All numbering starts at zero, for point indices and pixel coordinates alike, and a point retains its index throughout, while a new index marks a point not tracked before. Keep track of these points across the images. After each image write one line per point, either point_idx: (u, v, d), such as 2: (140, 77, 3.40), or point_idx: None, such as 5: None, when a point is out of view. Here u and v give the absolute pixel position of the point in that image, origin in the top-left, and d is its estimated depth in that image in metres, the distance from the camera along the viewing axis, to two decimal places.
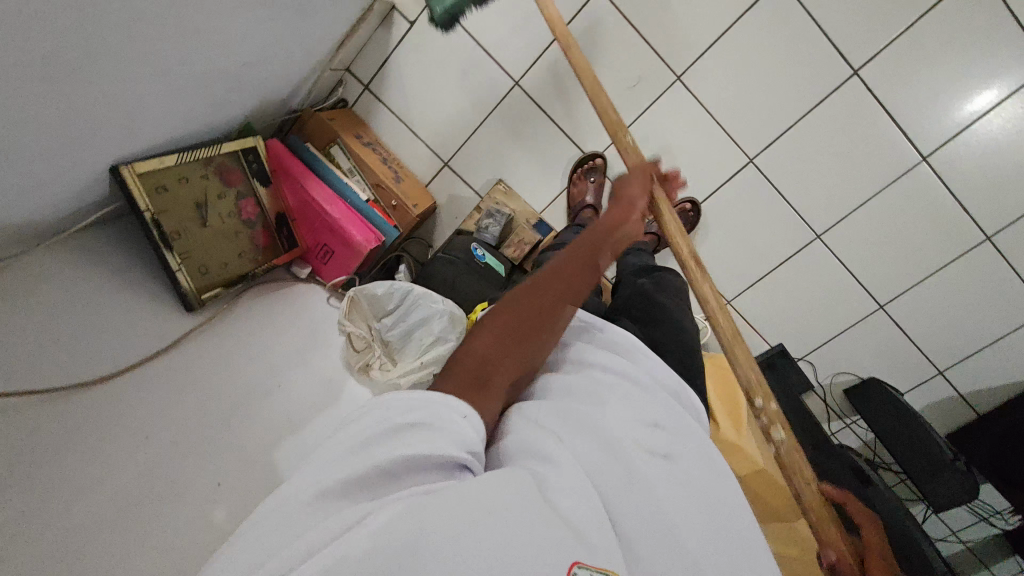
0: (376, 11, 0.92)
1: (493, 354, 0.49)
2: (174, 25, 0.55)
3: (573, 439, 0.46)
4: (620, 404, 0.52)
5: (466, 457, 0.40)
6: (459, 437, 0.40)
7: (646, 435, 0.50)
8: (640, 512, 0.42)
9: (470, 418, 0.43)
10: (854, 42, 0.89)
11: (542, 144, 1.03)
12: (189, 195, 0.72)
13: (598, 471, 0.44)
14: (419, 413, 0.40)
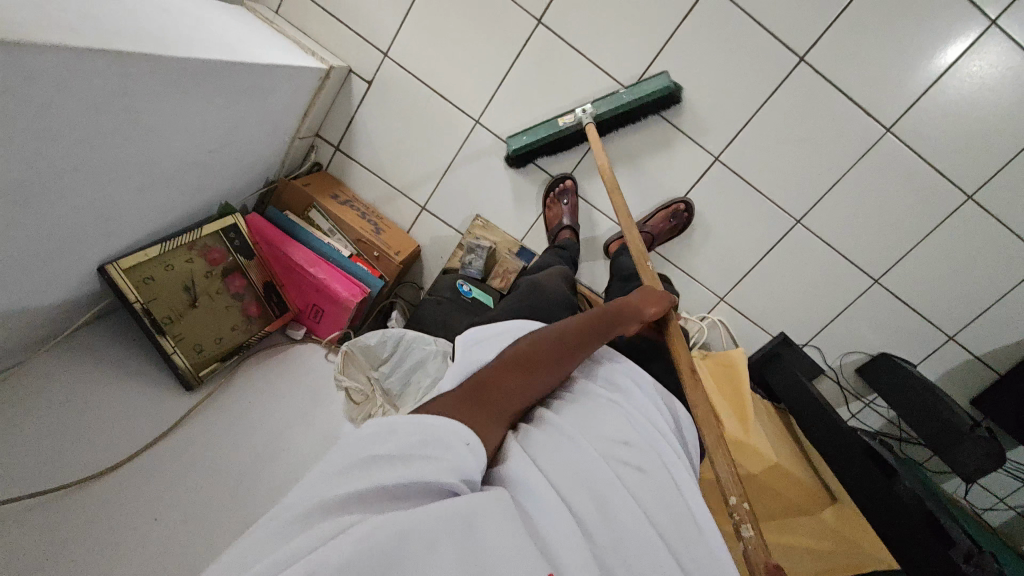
0: (333, 78, 0.97)
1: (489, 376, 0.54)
2: (134, 130, 0.59)
3: (553, 465, 0.49)
4: (596, 427, 0.55)
5: (463, 486, 0.42)
6: (458, 463, 0.43)
7: (625, 454, 0.53)
8: (616, 530, 0.44)
9: (471, 445, 0.45)
10: (795, 30, 0.90)
11: (512, 174, 1.06)
12: (177, 280, 0.76)
13: (582, 492, 0.47)
14: (424, 439, 0.43)
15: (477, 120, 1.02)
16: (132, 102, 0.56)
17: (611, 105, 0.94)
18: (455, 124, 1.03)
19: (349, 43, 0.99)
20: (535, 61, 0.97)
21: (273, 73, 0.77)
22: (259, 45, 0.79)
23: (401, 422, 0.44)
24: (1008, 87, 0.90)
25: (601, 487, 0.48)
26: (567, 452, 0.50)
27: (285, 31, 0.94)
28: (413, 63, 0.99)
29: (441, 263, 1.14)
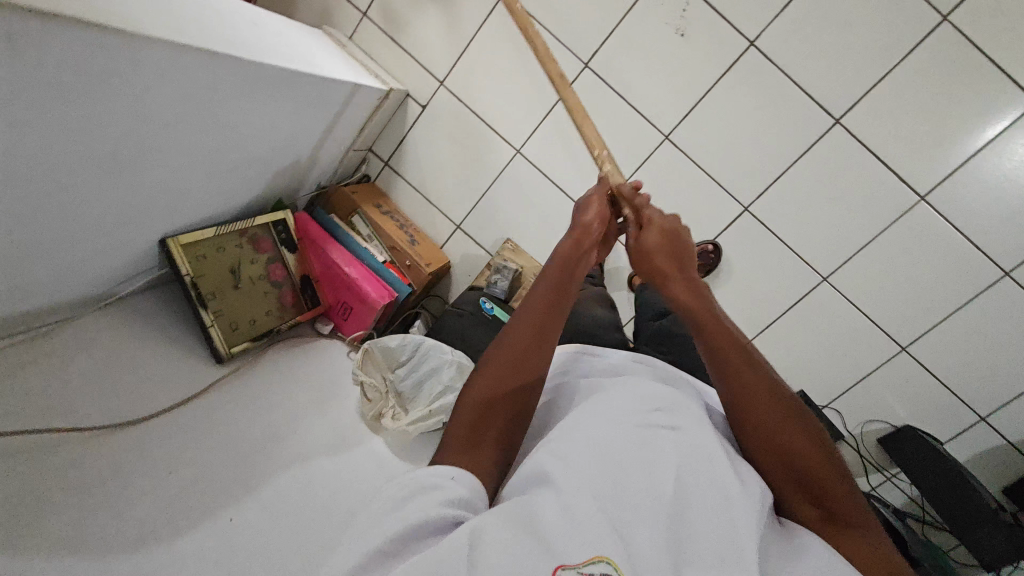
0: (391, 100, 1.06)
1: (480, 410, 0.51)
2: (212, 124, 0.67)
3: (567, 451, 0.48)
4: (617, 407, 0.54)
5: (463, 514, 0.42)
6: (451, 495, 0.43)
7: (652, 426, 0.52)
8: (640, 513, 0.43)
9: (458, 477, 0.45)
10: (832, 93, 0.93)
11: (545, 204, 1.11)
12: (225, 261, 0.83)
13: (597, 469, 0.46)
14: (413, 486, 0.43)
15: (518, 150, 1.09)
16: (217, 96, 0.64)
17: None
18: (497, 151, 1.10)
19: (410, 70, 1.08)
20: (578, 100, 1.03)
21: (339, 87, 0.86)
22: (330, 62, 0.89)
23: (385, 486, 0.44)
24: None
25: (621, 464, 0.47)
26: (580, 438, 0.50)
27: (355, 54, 1.05)
28: (466, 92, 1.07)
29: (469, 281, 1.19)
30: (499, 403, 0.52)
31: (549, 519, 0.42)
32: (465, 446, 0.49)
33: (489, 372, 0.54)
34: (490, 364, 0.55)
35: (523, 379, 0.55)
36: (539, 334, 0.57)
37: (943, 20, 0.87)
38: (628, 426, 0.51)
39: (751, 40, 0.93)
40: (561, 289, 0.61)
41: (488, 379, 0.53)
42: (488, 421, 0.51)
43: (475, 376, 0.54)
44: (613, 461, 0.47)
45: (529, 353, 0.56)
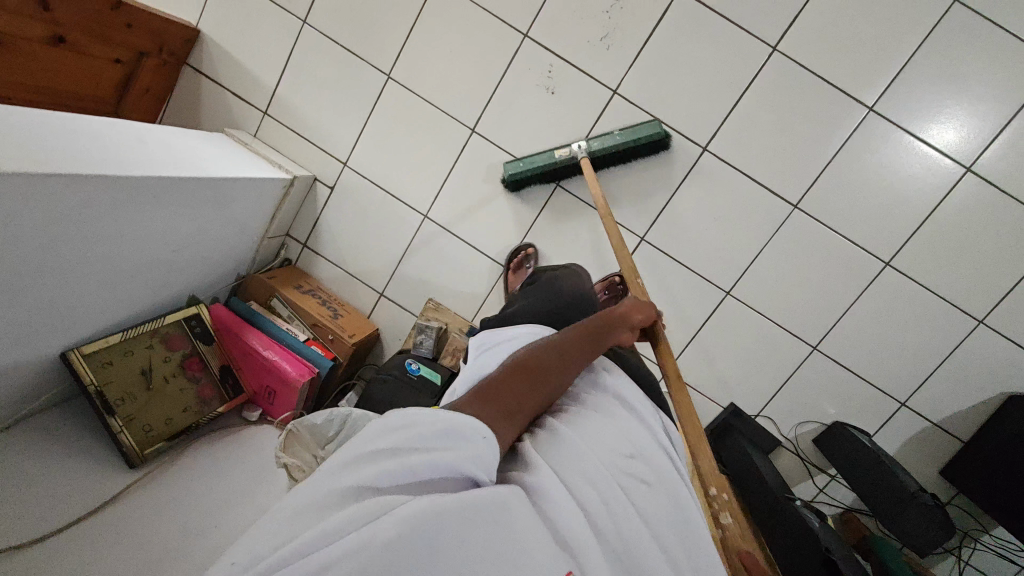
0: (298, 186, 1.12)
1: (517, 394, 0.56)
2: (94, 239, 0.71)
3: (567, 473, 0.53)
4: (607, 435, 0.60)
5: (481, 475, 0.47)
6: (479, 453, 0.47)
7: (634, 466, 0.58)
8: (619, 532, 0.51)
9: (488, 439, 0.48)
10: (695, 125, 1.02)
11: (460, 261, 1.16)
12: (134, 364, 0.84)
13: (594, 496, 0.52)
14: (448, 428, 0.46)
15: (426, 215, 1.15)
16: (98, 212, 0.69)
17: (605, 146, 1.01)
18: (407, 218, 1.15)
19: (315, 157, 1.15)
20: (473, 163, 1.11)
21: (235, 183, 0.92)
22: (226, 161, 0.95)
23: (420, 417, 0.46)
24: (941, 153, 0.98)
25: (612, 493, 0.53)
26: (579, 460, 0.55)
27: (258, 149, 1.11)
28: (369, 170, 1.14)
29: (399, 346, 1.21)
30: (529, 394, 0.57)
31: (560, 530, 0.48)
32: (497, 413, 0.52)
33: (532, 370, 0.59)
34: (527, 360, 0.60)
35: (553, 385, 0.61)
36: (573, 356, 0.64)
37: (773, 51, 0.98)
38: (613, 463, 0.57)
39: (613, 89, 1.03)
40: (596, 334, 0.69)
41: (524, 367, 0.59)
42: (517, 402, 0.55)
43: (511, 363, 0.59)
44: (607, 494, 0.53)
45: (564, 369, 0.62)
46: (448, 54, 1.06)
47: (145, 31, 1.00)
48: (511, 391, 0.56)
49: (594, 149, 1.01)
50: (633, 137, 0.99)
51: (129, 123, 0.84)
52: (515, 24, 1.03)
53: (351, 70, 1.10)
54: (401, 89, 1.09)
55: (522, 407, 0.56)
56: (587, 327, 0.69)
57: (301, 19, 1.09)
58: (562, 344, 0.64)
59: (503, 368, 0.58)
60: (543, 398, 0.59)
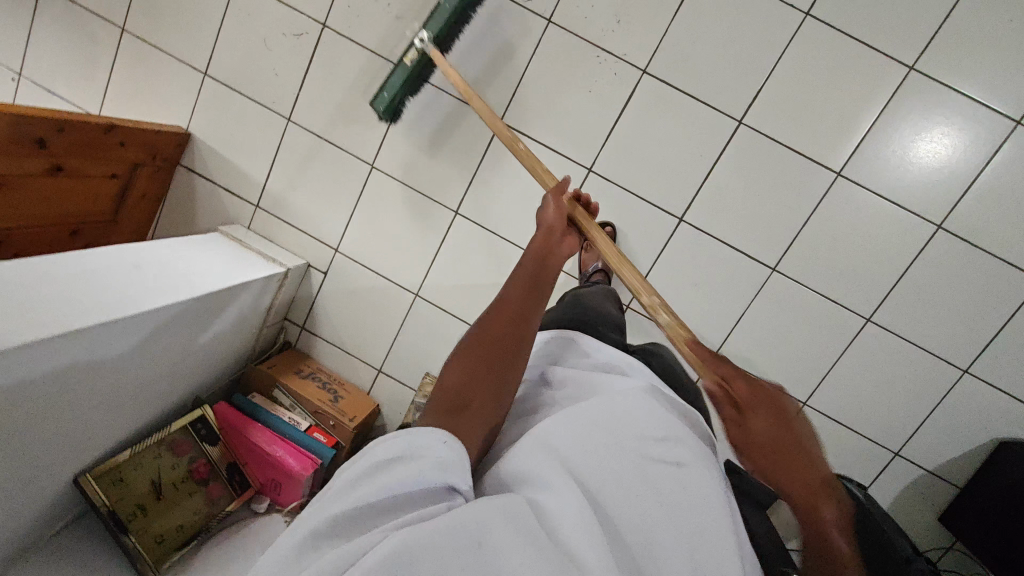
0: (292, 276, 1.15)
1: (462, 383, 0.54)
2: (97, 375, 0.75)
3: (571, 456, 0.51)
4: (625, 415, 0.56)
5: (452, 481, 0.45)
6: (442, 461, 0.46)
7: (661, 449, 0.53)
8: (634, 516, 0.47)
9: (450, 442, 0.48)
10: (671, 197, 1.05)
11: (453, 335, 1.19)
12: (144, 477, 0.88)
13: (604, 483, 0.49)
14: (405, 446, 0.46)
15: (417, 293, 1.18)
16: (96, 352, 0.73)
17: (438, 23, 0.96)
18: (398, 298, 1.18)
19: (307, 244, 1.19)
20: (460, 243, 1.14)
21: (229, 291, 0.96)
22: (222, 267, 0.99)
23: (379, 447, 0.47)
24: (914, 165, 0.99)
25: (626, 478, 0.49)
26: (589, 444, 0.52)
27: (252, 243, 1.15)
28: (359, 253, 1.18)
29: (400, 420, 1.24)
30: (485, 370, 0.55)
31: (563, 520, 0.46)
32: (445, 410, 0.52)
33: (475, 346, 0.58)
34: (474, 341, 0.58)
35: (510, 352, 0.58)
36: (517, 313, 0.62)
37: (739, 124, 1.01)
38: (634, 445, 0.52)
39: (588, 167, 1.06)
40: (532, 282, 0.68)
41: (472, 350, 0.57)
42: (471, 389, 0.54)
43: (459, 351, 0.58)
44: (621, 481, 0.49)
45: (512, 333, 0.60)
46: (428, 143, 1.11)
47: (138, 144, 1.05)
48: (458, 383, 0.54)
49: (433, 33, 0.96)
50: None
51: (129, 246, 0.89)
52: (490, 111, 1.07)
53: (336, 162, 1.14)
54: (385, 177, 1.13)
55: (479, 388, 0.54)
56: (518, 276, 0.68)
57: (286, 118, 1.13)
58: (501, 308, 0.63)
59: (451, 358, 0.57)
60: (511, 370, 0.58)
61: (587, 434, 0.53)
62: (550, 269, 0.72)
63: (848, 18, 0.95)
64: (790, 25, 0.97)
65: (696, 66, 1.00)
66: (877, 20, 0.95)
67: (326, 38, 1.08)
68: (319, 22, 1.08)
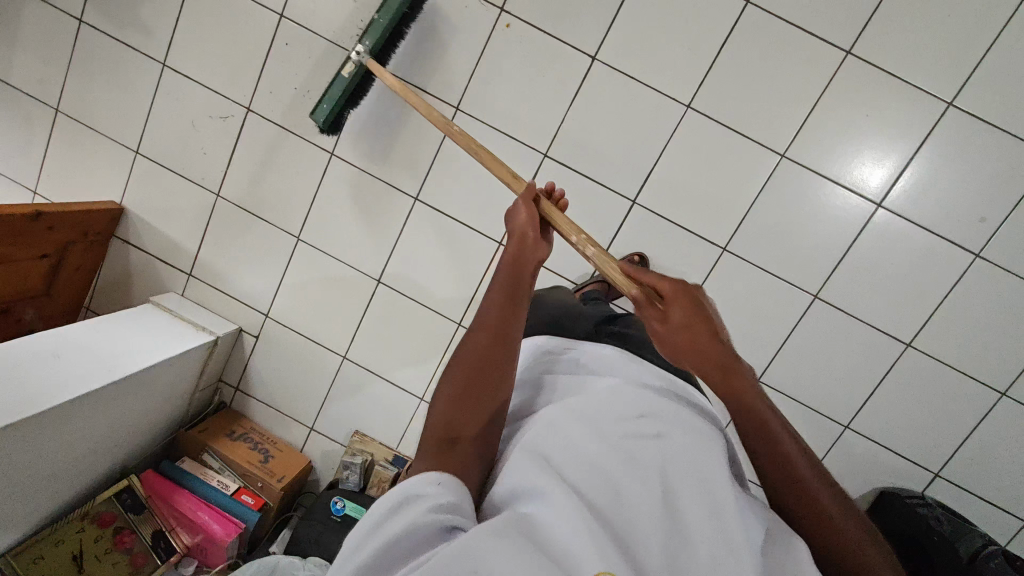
0: (224, 342, 1.21)
1: (450, 417, 0.58)
2: (14, 467, 0.81)
3: (559, 460, 0.57)
4: (606, 416, 0.61)
5: (450, 516, 0.50)
6: (438, 499, 0.51)
7: (639, 428, 0.59)
8: (617, 499, 0.53)
9: (442, 482, 0.52)
10: (578, 264, 1.15)
11: (380, 395, 1.24)
12: (65, 551, 0.93)
13: (590, 478, 0.55)
14: (401, 495, 0.51)
15: (344, 355, 1.23)
16: (11, 451, 0.79)
17: (374, 34, 0.99)
18: (327, 360, 1.24)
19: (239, 310, 1.24)
20: (382, 310, 1.20)
21: (153, 369, 1.01)
22: (148, 343, 1.05)
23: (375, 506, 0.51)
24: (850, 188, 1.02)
25: (607, 465, 0.55)
26: (573, 446, 0.58)
27: (185, 313, 1.20)
28: (289, 319, 1.23)
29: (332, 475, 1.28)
30: (467, 399, 0.59)
31: (557, 529, 0.50)
32: (436, 451, 0.56)
33: (459, 376, 0.60)
34: (454, 374, 0.61)
35: (495, 370, 0.61)
36: (493, 331, 0.63)
37: (634, 203, 1.07)
38: (616, 435, 0.59)
39: (499, 241, 1.15)
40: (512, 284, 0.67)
41: (456, 386, 0.60)
42: (459, 423, 0.58)
43: (444, 385, 0.61)
44: (606, 472, 0.55)
45: (495, 354, 0.62)
46: (350, 217, 1.17)
47: (70, 226, 1.11)
48: (447, 417, 0.58)
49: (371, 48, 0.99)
50: (393, 11, 0.98)
51: (48, 335, 0.95)
52: (406, 188, 1.14)
53: (264, 234, 1.20)
54: (310, 249, 1.19)
55: (464, 425, 0.58)
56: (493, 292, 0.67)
57: (214, 193, 1.19)
58: (481, 330, 0.63)
59: (437, 398, 0.60)
60: (482, 410, 0.59)
61: (574, 436, 0.59)
62: (530, 271, 0.70)
63: (726, 107, 1.02)
64: (674, 115, 1.03)
65: (592, 149, 1.06)
66: (753, 110, 1.02)
67: (251, 121, 1.15)
68: (243, 106, 1.14)
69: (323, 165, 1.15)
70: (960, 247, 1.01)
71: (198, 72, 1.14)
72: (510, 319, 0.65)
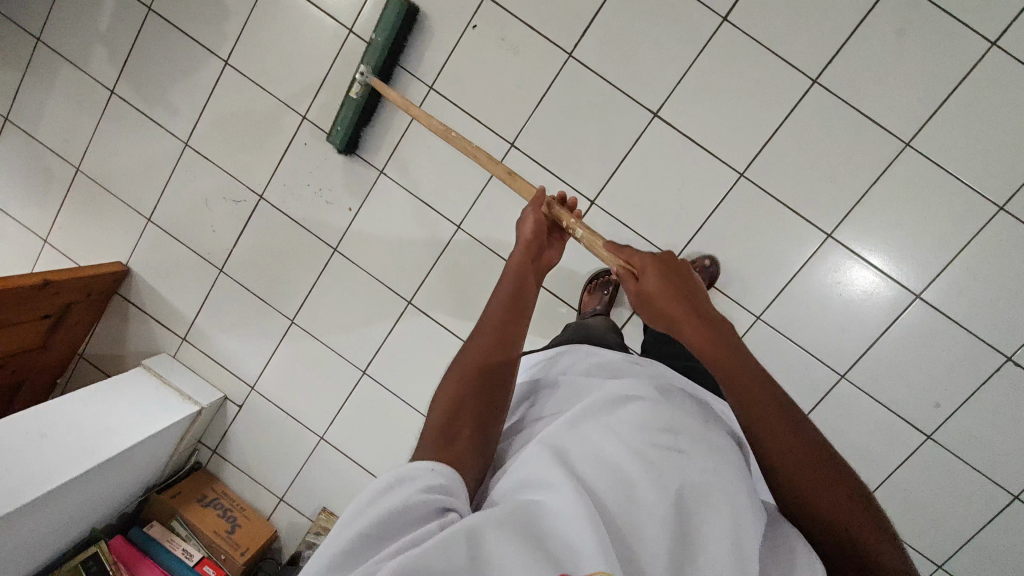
0: (208, 410, 1.25)
1: (451, 412, 0.57)
2: None
3: (570, 458, 0.54)
4: (626, 418, 0.57)
5: (446, 501, 0.48)
6: (430, 482, 0.48)
7: (663, 439, 0.55)
8: (631, 502, 0.50)
9: (437, 469, 0.50)
10: None
11: (350, 479, 1.28)
12: None
13: (606, 482, 0.51)
14: (392, 476, 0.48)
15: (322, 436, 1.27)
16: None
17: (373, 54, 1.04)
18: (305, 439, 1.28)
19: (227, 379, 1.28)
20: (364, 400, 1.24)
21: (136, 446, 1.05)
22: (128, 418, 1.08)
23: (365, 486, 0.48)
24: (852, 315, 1.05)
25: (624, 467, 0.52)
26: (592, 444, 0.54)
27: (173, 378, 1.24)
28: (273, 394, 1.27)
29: (296, 546, 1.32)
30: (473, 392, 0.59)
31: (563, 523, 0.46)
32: (440, 445, 0.54)
33: (468, 375, 0.61)
34: (461, 367, 0.62)
35: (496, 378, 0.62)
36: (508, 337, 0.65)
37: None
38: (639, 438, 0.55)
39: None
40: (522, 292, 0.71)
41: (457, 377, 0.61)
42: (460, 413, 0.57)
43: (450, 373, 0.62)
44: (624, 475, 0.51)
45: (501, 350, 0.64)
46: (344, 309, 1.21)
47: (73, 289, 1.15)
48: (444, 414, 0.57)
49: (371, 67, 1.04)
50: (387, 29, 1.03)
51: (38, 414, 1.01)
52: (401, 292, 1.19)
53: (260, 314, 1.25)
54: (302, 332, 1.24)
55: (461, 417, 0.57)
56: (499, 294, 0.70)
57: (218, 268, 1.24)
58: (487, 331, 0.66)
59: (443, 392, 0.60)
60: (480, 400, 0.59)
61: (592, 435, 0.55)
62: (529, 284, 0.73)
63: None
64: None
65: None
66: (734, 272, 1.07)
67: (261, 208, 1.20)
68: (257, 194, 1.19)
69: (324, 258, 1.20)
70: (912, 426, 1.06)
71: (217, 156, 1.19)
72: (516, 328, 0.67)
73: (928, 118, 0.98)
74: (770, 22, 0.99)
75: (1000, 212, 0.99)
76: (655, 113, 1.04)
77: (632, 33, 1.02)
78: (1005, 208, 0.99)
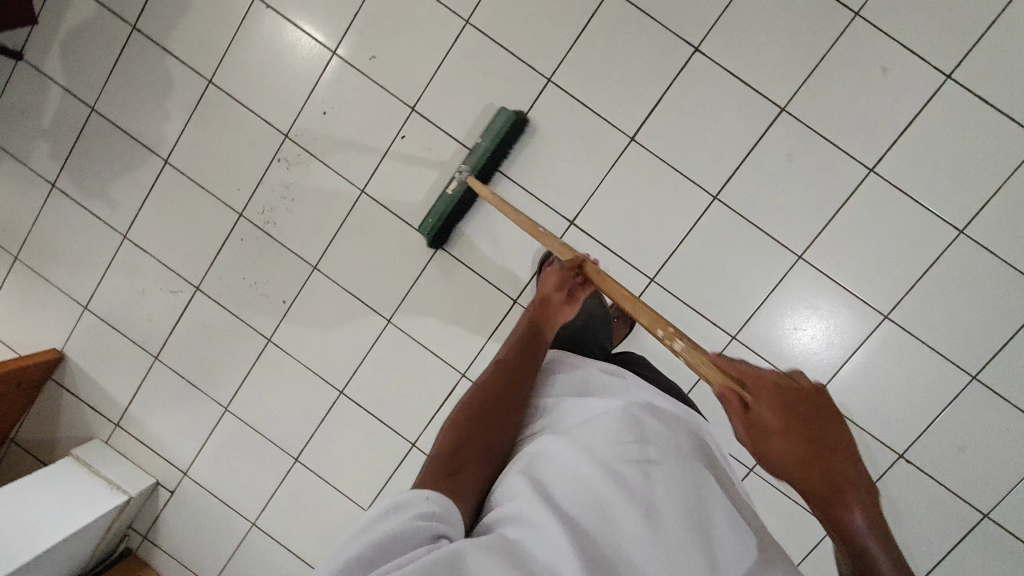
0: (138, 497, 1.25)
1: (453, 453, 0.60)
2: None
3: (546, 483, 0.56)
4: (600, 435, 0.60)
5: (439, 529, 0.50)
6: (424, 511, 0.51)
7: (634, 453, 0.58)
8: (607, 523, 0.54)
9: (431, 497, 0.53)
10: None
11: (281, 565, 1.28)
12: None
13: (580, 503, 0.55)
14: (390, 504, 0.51)
15: (254, 521, 1.28)
16: None
17: (477, 156, 1.06)
18: (237, 525, 1.28)
19: (160, 465, 1.29)
20: (295, 487, 1.26)
21: (57, 545, 1.05)
22: (52, 515, 1.08)
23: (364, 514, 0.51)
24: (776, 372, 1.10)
25: (598, 489, 0.55)
26: (569, 467, 0.57)
27: (102, 468, 1.24)
28: (205, 480, 1.28)
29: None
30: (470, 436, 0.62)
31: (544, 554, 0.50)
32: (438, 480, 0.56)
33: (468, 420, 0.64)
34: (460, 415, 0.65)
35: (497, 418, 0.65)
36: (518, 379, 0.70)
37: None
38: (612, 457, 0.58)
39: (411, 442, 1.22)
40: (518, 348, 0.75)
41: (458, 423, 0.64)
42: (461, 453, 0.60)
43: (451, 420, 0.65)
44: (597, 496, 0.55)
45: (501, 394, 0.67)
46: (277, 398, 1.24)
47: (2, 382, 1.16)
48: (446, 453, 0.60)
49: (471, 167, 1.07)
50: (495, 134, 1.05)
51: None
52: (332, 382, 1.22)
53: (194, 401, 1.26)
54: (236, 420, 1.26)
55: (465, 458, 0.60)
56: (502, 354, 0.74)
57: (153, 355, 1.25)
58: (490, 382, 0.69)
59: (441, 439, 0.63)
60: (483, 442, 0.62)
61: (566, 460, 0.58)
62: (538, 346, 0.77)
63: None
64: None
65: None
66: None
67: (197, 298, 1.22)
68: (193, 285, 1.22)
69: (258, 348, 1.23)
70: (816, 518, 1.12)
71: (155, 248, 1.22)
72: (511, 370, 0.72)
73: (817, 234, 1.06)
74: (672, 143, 1.07)
75: (886, 319, 1.06)
76: (571, 221, 1.11)
77: (547, 147, 1.09)
78: (890, 316, 1.06)
